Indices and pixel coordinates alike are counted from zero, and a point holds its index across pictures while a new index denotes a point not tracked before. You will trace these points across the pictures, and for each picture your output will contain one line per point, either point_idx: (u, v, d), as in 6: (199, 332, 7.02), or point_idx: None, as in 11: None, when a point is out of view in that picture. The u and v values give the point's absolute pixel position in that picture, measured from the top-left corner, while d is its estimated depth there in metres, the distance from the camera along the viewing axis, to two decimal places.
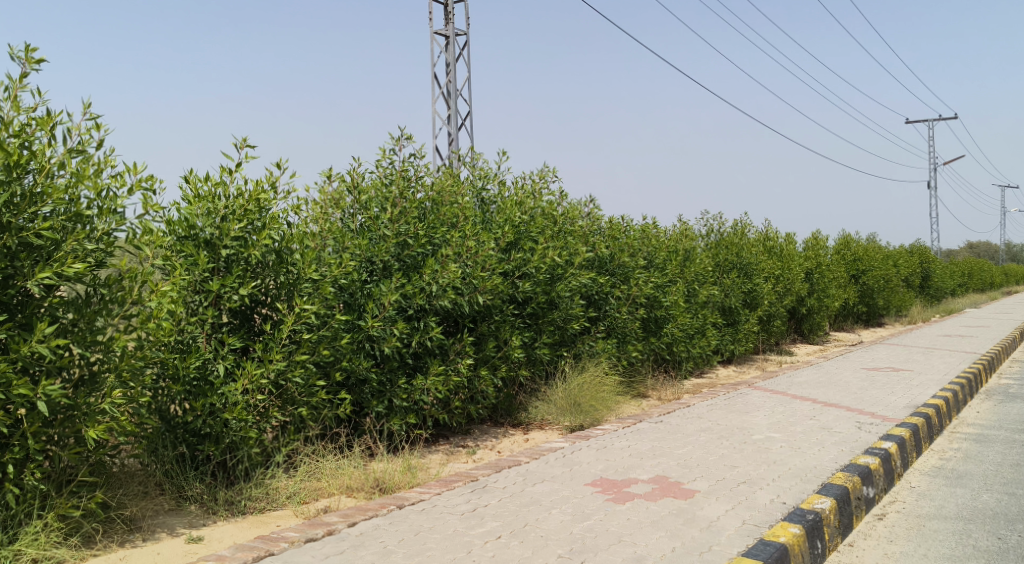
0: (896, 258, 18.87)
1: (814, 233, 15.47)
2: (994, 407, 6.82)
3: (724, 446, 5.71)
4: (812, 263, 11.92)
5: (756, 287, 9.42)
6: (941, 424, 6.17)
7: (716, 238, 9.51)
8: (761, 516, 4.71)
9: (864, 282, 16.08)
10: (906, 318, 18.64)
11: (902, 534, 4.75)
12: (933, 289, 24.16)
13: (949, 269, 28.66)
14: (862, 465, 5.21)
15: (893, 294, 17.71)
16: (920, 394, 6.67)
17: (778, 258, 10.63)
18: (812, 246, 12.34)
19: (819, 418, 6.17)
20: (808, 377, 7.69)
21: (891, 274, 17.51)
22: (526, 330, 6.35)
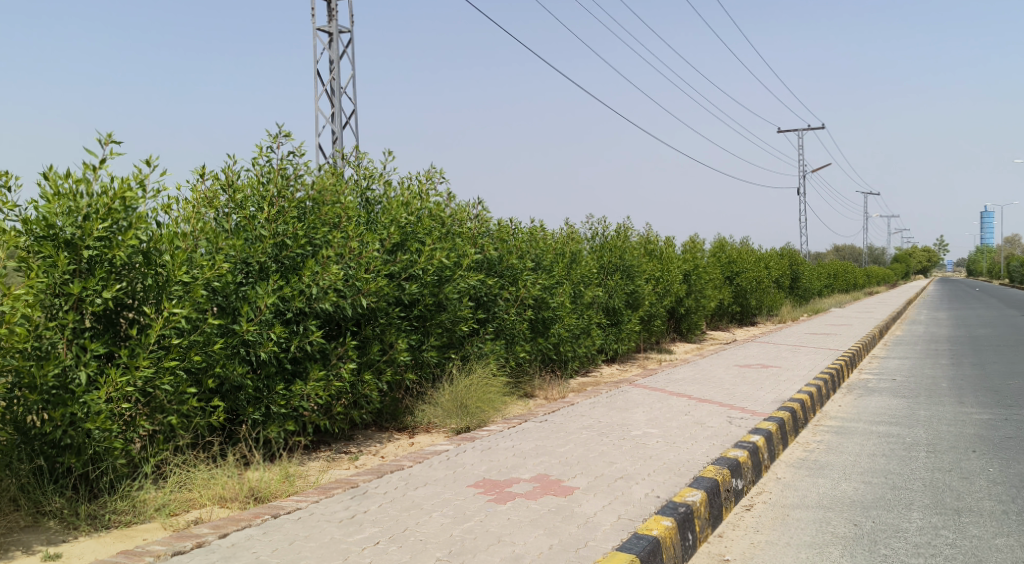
0: (769, 260, 19.83)
1: (693, 235, 16.03)
2: (856, 401, 7.21)
3: (605, 443, 5.81)
4: (690, 265, 12.37)
5: (639, 288, 9.66)
6: (807, 417, 6.48)
7: (601, 241, 9.71)
8: (636, 511, 4.81)
9: (738, 283, 16.79)
10: (777, 317, 19.61)
11: (767, 523, 4.95)
12: (802, 289, 25.51)
13: (815, 273, 30.40)
14: (731, 458, 5.41)
15: (765, 295, 18.61)
16: (788, 389, 6.98)
17: (659, 260, 10.96)
18: (689, 249, 12.82)
19: (695, 413, 6.37)
20: (686, 374, 7.92)
21: (765, 276, 18.39)
22: (412, 333, 6.23)
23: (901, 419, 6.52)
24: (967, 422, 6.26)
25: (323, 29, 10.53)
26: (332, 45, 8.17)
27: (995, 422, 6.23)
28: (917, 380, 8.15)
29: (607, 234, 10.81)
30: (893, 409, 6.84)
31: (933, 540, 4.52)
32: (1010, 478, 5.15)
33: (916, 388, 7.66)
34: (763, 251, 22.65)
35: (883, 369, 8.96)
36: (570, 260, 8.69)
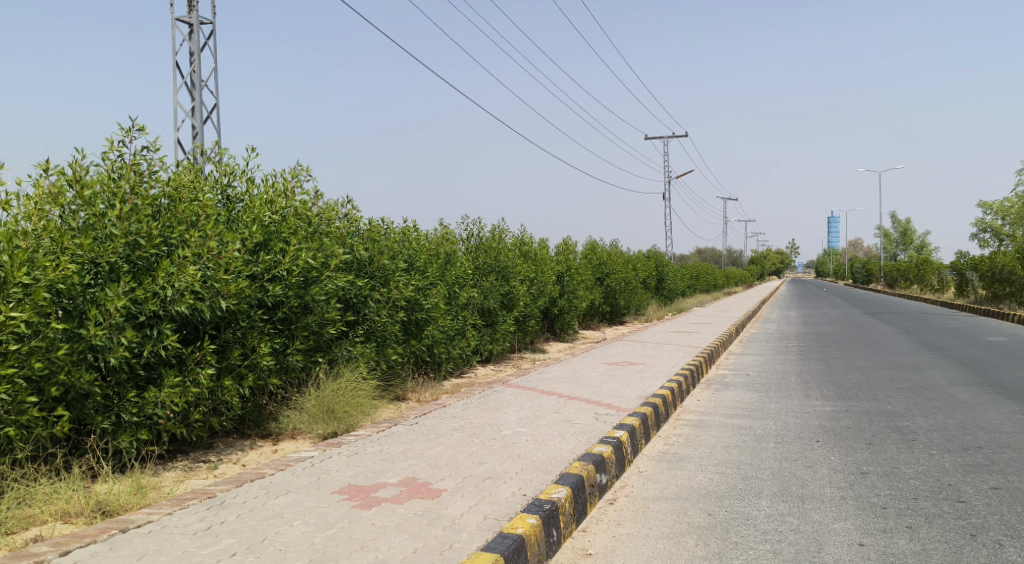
0: (636, 263, 20.58)
1: (566, 237, 16.37)
2: (715, 395, 7.57)
3: (475, 443, 5.82)
4: (562, 267, 12.65)
5: (513, 289, 9.78)
6: (668, 412, 6.74)
7: (476, 242, 9.79)
8: (501, 510, 4.85)
9: (608, 284, 17.28)
10: (644, 316, 20.35)
11: (629, 516, 5.10)
12: (669, 290, 26.52)
13: (679, 273, 31.75)
14: (596, 453, 5.55)
15: (634, 295, 19.28)
16: (651, 386, 7.23)
17: (533, 261, 11.14)
18: (563, 252, 13.14)
19: (564, 411, 6.50)
20: (556, 373, 8.09)
21: (633, 277, 19.01)
22: (276, 337, 6.07)
23: (754, 412, 6.88)
24: (812, 414, 6.69)
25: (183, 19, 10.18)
26: (192, 37, 8.16)
27: (837, 413, 6.68)
28: (769, 374, 8.65)
29: (482, 236, 10.90)
30: (747, 402, 7.22)
31: (780, 527, 4.78)
32: (848, 465, 5.51)
33: (768, 382, 8.12)
34: (631, 253, 23.36)
35: (739, 365, 9.45)
36: (444, 261, 8.70)
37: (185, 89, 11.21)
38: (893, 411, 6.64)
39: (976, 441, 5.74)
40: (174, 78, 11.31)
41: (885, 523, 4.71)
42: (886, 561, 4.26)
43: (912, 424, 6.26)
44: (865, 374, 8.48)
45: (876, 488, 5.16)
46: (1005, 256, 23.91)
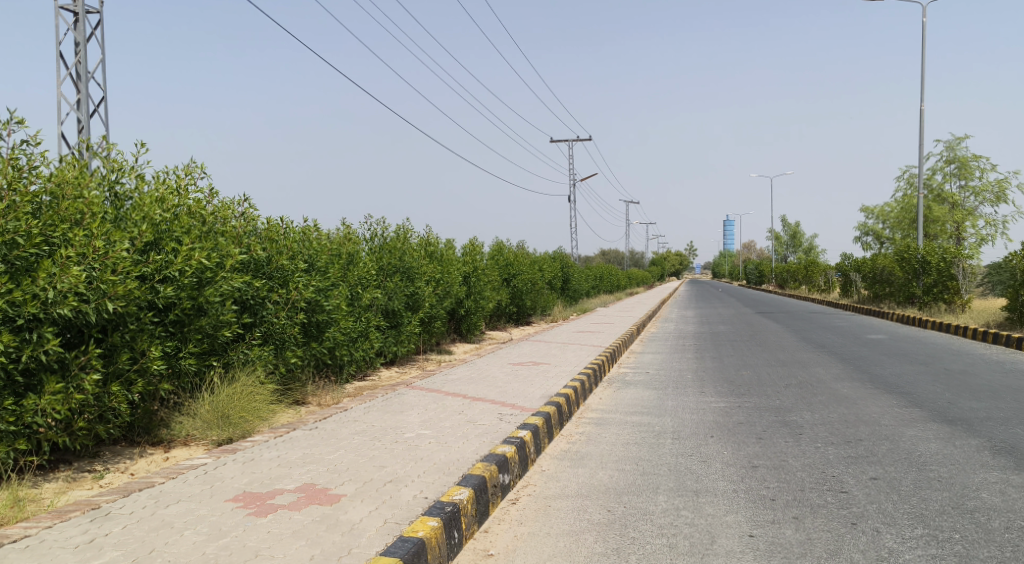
0: (542, 264, 20.82)
1: (473, 238, 16.35)
2: (616, 394, 7.74)
3: (376, 447, 5.74)
4: (469, 268, 12.68)
5: (418, 290, 9.74)
6: (571, 411, 6.84)
7: (380, 242, 9.69)
8: (402, 514, 4.80)
9: (515, 284, 17.40)
10: (549, 317, 20.59)
11: (530, 515, 5.13)
12: (574, 290, 26.93)
13: (585, 273, 32.27)
14: (499, 453, 5.54)
15: (540, 296, 19.51)
16: (555, 385, 7.33)
17: (439, 262, 11.11)
18: (469, 253, 13.18)
19: (467, 412, 6.50)
20: (461, 374, 8.09)
21: (538, 277, 19.22)
22: (167, 340, 5.83)
23: (653, 409, 7.07)
24: (707, 411, 6.91)
25: (67, 6, 9.69)
26: (77, 26, 7.87)
27: (731, 409, 6.93)
28: (668, 372, 8.89)
29: (387, 237, 10.79)
30: (647, 400, 7.41)
31: (675, 521, 4.91)
32: (740, 459, 5.72)
33: (666, 380, 8.35)
34: (537, 253, 23.56)
35: (639, 363, 9.69)
36: (346, 262, 8.57)
37: (68, 80, 10.67)
38: (781, 407, 6.93)
39: (857, 434, 6.06)
40: (58, 68, 10.79)
41: (774, 514, 4.90)
42: (774, 551, 4.43)
43: (799, 418, 6.56)
44: (756, 371, 8.83)
45: (766, 481, 5.36)
46: (884, 258, 25.41)
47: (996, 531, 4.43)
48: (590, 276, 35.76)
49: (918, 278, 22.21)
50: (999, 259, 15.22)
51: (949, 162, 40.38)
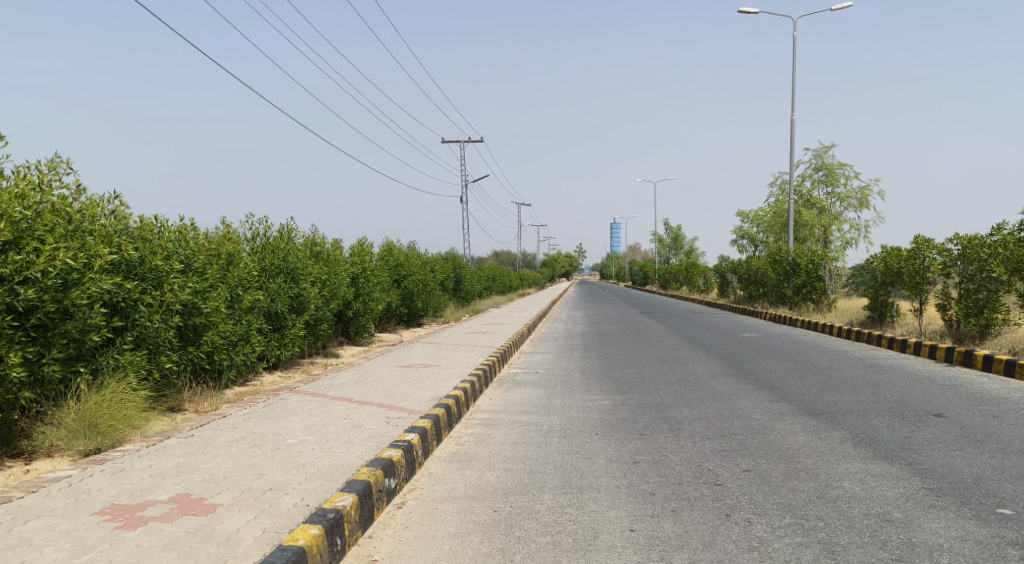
0: (434, 264, 20.73)
1: (362, 237, 16.07)
2: (506, 394, 7.81)
3: (255, 454, 5.56)
4: (357, 269, 12.51)
5: (303, 291, 9.55)
6: (460, 412, 6.85)
7: (262, 243, 9.43)
8: (281, 522, 4.62)
9: (405, 285, 17.27)
10: (441, 319, 20.56)
11: (417, 519, 5.02)
12: (466, 291, 26.98)
13: (477, 275, 32.48)
14: (385, 458, 5.40)
15: (431, 297, 19.47)
16: (444, 387, 7.33)
17: (326, 263, 10.90)
18: (358, 254, 13.02)
19: (353, 417, 6.40)
20: (348, 378, 7.97)
21: (430, 278, 19.16)
22: (28, 345, 5.44)
23: (541, 408, 7.16)
24: (592, 408, 7.06)
25: None
26: None
27: (615, 406, 7.11)
28: (557, 372, 9.03)
29: (270, 237, 10.49)
30: (535, 399, 7.50)
31: (559, 519, 4.95)
32: (623, 455, 5.84)
33: (554, 379, 8.48)
34: (428, 254, 23.44)
35: (529, 363, 9.79)
36: (226, 262, 8.27)
37: None
38: (662, 403, 7.15)
39: (731, 428, 6.32)
40: None
41: (654, 508, 5.03)
42: (652, 545, 4.55)
43: (678, 414, 6.78)
44: (639, 369, 9.08)
45: (646, 476, 5.49)
46: (759, 260, 26.76)
47: (856, 518, 4.71)
48: (483, 277, 35.82)
49: (788, 280, 23.37)
50: (862, 261, 16.27)
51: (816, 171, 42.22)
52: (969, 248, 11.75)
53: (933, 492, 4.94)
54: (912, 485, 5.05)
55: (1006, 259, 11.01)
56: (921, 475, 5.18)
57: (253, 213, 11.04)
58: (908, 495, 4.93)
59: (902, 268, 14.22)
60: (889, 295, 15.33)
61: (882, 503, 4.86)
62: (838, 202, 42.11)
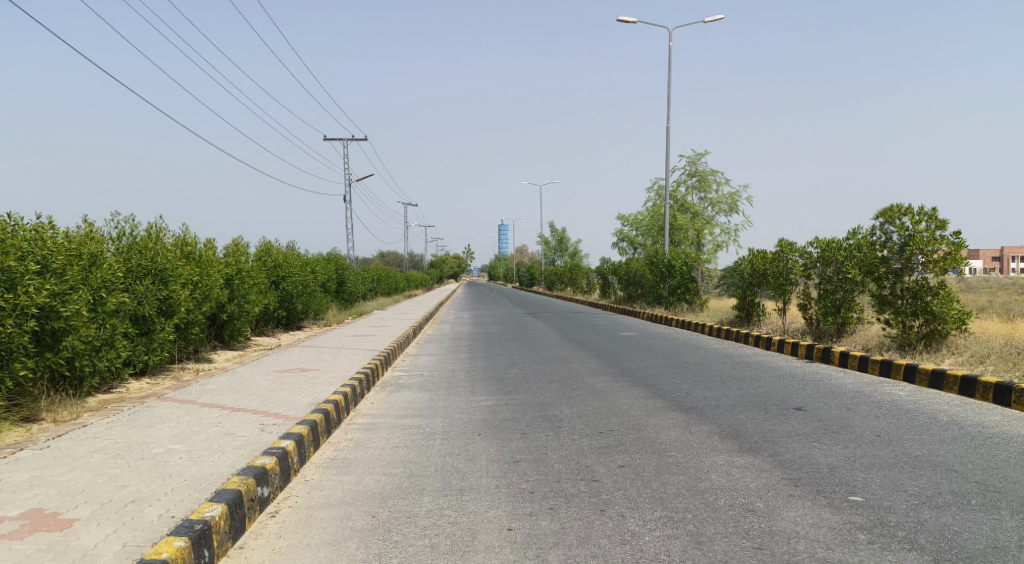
0: (315, 265, 20.32)
1: (239, 237, 15.54)
2: (387, 397, 7.80)
3: (118, 465, 5.29)
4: (232, 270, 12.19)
5: (173, 294, 9.22)
6: (340, 417, 6.76)
7: (128, 242, 8.99)
8: (144, 536, 4.35)
9: (284, 287, 16.89)
10: (322, 322, 20.19)
11: (290, 527, 4.85)
12: (349, 293, 26.55)
13: (361, 276, 32.09)
14: (258, 466, 5.22)
15: (312, 299, 19.12)
16: (322, 392, 7.24)
17: (198, 264, 10.51)
18: (232, 254, 12.66)
19: (224, 424, 6.21)
20: (221, 384, 7.74)
21: (310, 280, 18.80)
22: None
23: (422, 411, 7.17)
24: (476, 410, 7.10)
25: None
26: None
27: (497, 407, 7.20)
28: (440, 374, 9.05)
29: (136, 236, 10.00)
30: (417, 402, 7.51)
31: (438, 521, 4.87)
32: (504, 456, 5.88)
33: (439, 381, 8.51)
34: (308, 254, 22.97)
35: (412, 366, 9.80)
36: (88, 263, 7.85)
37: None
38: (543, 402, 7.27)
39: (608, 425, 6.47)
40: None
41: (531, 506, 5.06)
42: (530, 543, 4.56)
43: (559, 413, 6.91)
44: (522, 368, 9.21)
45: (526, 475, 5.54)
46: (638, 263, 27.73)
47: (721, 509, 4.90)
48: (367, 279, 35.37)
49: (664, 281, 24.26)
50: (732, 263, 17.07)
51: (690, 178, 43.94)
52: (828, 251, 12.59)
53: (792, 482, 5.20)
54: (773, 476, 5.30)
55: (860, 261, 11.66)
56: (782, 466, 5.45)
57: (117, 211, 10.48)
58: (769, 485, 5.18)
59: (767, 270, 15.15)
60: (755, 295, 16.19)
61: (745, 493, 5.08)
62: (709, 206, 43.96)
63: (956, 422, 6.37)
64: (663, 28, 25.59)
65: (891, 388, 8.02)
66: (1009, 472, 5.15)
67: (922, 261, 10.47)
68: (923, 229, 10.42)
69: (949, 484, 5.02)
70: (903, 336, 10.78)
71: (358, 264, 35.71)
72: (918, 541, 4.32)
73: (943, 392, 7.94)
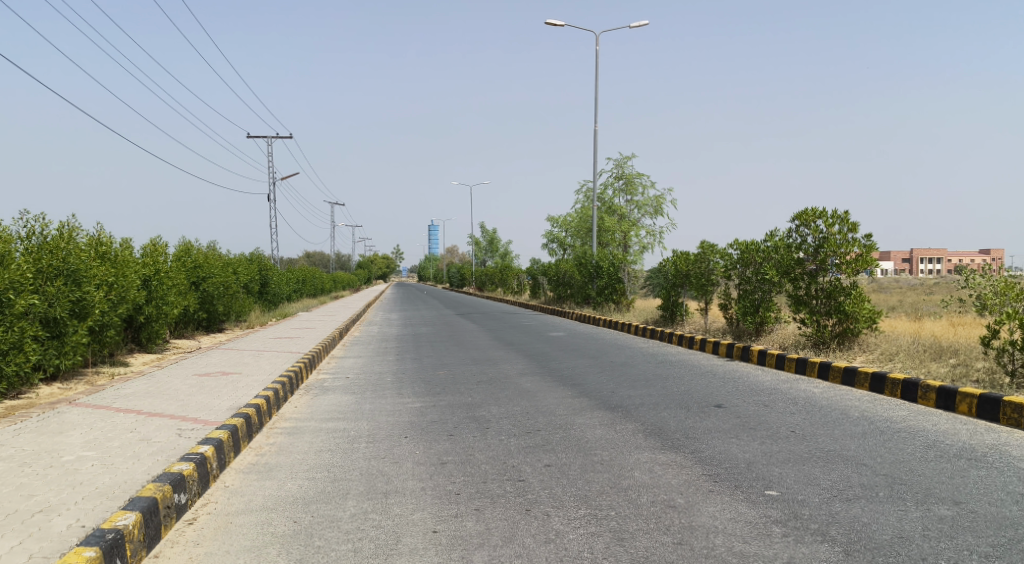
0: (237, 265, 19.90)
1: (160, 237, 14.34)
2: (312, 401, 7.72)
3: (24, 474, 5.08)
4: (149, 270, 11.90)
5: (87, 295, 8.93)
6: (262, 421, 6.66)
7: (38, 241, 8.65)
8: (51, 547, 4.14)
9: (204, 288, 16.54)
10: (245, 324, 19.82)
11: (208, 535, 4.72)
12: (273, 294, 26.10)
13: (286, 277, 31.53)
14: (175, 472, 5.08)
15: (234, 301, 18.75)
16: (244, 396, 7.12)
17: (114, 265, 10.19)
18: (150, 254, 12.34)
19: (140, 429, 6.04)
20: (137, 388, 7.53)
21: (232, 281, 18.45)
22: None
23: (348, 414, 7.13)
24: (403, 412, 7.09)
25: None
26: None
27: (424, 409, 7.20)
28: (367, 376, 8.99)
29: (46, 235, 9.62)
30: (343, 405, 7.46)
31: (361, 525, 4.80)
32: (430, 458, 5.86)
33: (364, 384, 8.48)
34: (231, 255, 22.43)
35: (338, 368, 9.71)
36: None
37: None
38: (471, 403, 7.29)
39: (536, 425, 6.53)
40: None
41: (457, 508, 5.03)
42: (454, 545, 4.53)
43: (486, 413, 6.94)
44: (451, 369, 9.22)
45: (452, 476, 5.53)
46: (566, 264, 28.09)
47: (643, 506, 4.97)
48: (292, 281, 34.73)
49: (592, 282, 24.64)
50: (657, 264, 17.40)
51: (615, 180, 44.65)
52: (748, 252, 12.96)
53: (711, 478, 5.32)
54: (694, 472, 5.42)
55: (777, 262, 12.05)
56: (702, 462, 5.57)
57: (24, 209, 9.32)
58: (690, 481, 5.29)
59: (689, 271, 15.46)
60: (678, 295, 16.53)
61: (667, 490, 5.18)
62: (635, 209, 44.74)
63: (867, 418, 6.64)
64: (591, 32, 26.01)
65: (806, 384, 8.30)
66: (914, 464, 5.38)
67: (835, 262, 10.86)
68: (836, 232, 10.85)
69: (858, 477, 5.21)
70: (817, 335, 11.06)
71: (283, 265, 35.10)
72: (829, 534, 4.46)
73: (855, 389, 8.29)
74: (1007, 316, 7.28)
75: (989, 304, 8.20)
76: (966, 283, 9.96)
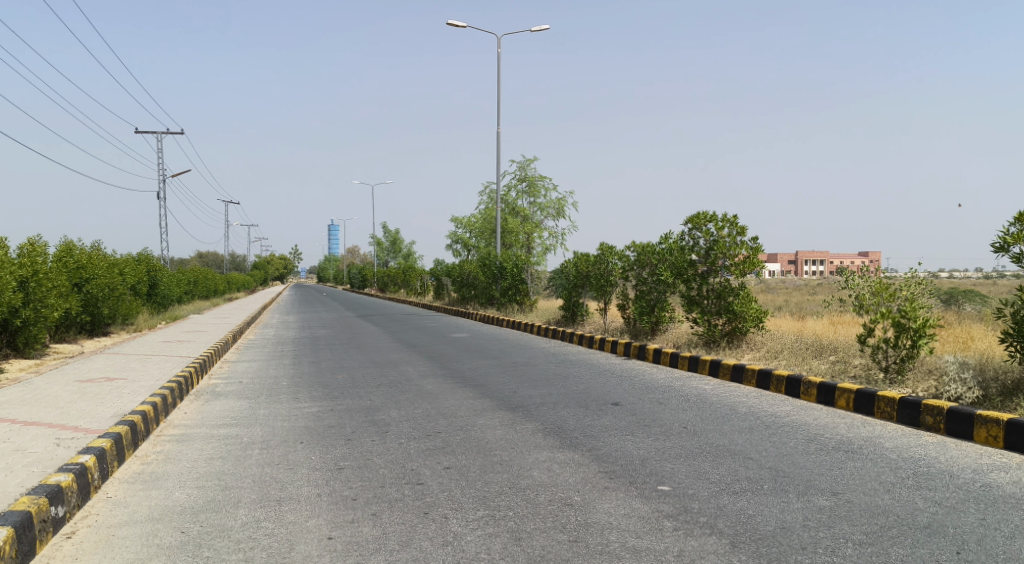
0: (125, 265, 19.10)
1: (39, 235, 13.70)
2: (202, 407, 7.50)
3: None
4: (26, 272, 11.39)
5: None
6: (148, 429, 6.43)
7: None
8: None
9: (87, 289, 15.85)
10: (132, 327, 19.03)
11: (88, 548, 4.49)
12: (162, 295, 25.12)
13: (178, 278, 30.40)
14: (51, 484, 4.84)
15: (120, 303, 17.99)
16: (129, 402, 6.85)
17: None
18: (30, 252, 11.76)
19: (14, 440, 5.73)
20: (12, 396, 7.14)
21: (118, 283, 17.75)
22: None
23: (241, 419, 6.98)
24: (299, 417, 6.98)
25: None
26: None
27: (320, 413, 7.11)
28: (263, 380, 8.81)
29: None
30: (236, 411, 7.30)
31: (253, 534, 4.67)
32: (327, 463, 5.78)
33: (259, 388, 8.29)
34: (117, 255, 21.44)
35: (232, 372, 9.47)
36: None
37: None
38: (371, 407, 7.24)
39: (436, 427, 6.53)
40: None
41: (353, 513, 4.96)
42: (349, 550, 4.45)
43: (386, 417, 6.91)
44: (351, 372, 9.13)
45: (349, 482, 5.47)
46: (471, 265, 28.14)
47: (540, 504, 5.03)
48: (181, 282, 33.43)
49: (495, 282, 24.76)
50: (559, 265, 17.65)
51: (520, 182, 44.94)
52: (644, 254, 13.32)
53: (607, 475, 5.44)
54: (590, 470, 5.53)
55: (671, 264, 12.42)
56: (598, 460, 5.69)
57: None
58: (587, 479, 5.39)
59: (590, 272, 15.77)
60: (579, 296, 16.83)
61: (564, 488, 5.27)
62: (537, 211, 45.20)
63: (754, 413, 6.94)
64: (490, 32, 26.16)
65: (698, 382, 8.60)
66: (797, 457, 5.65)
67: (724, 264, 11.29)
68: (726, 235, 11.29)
69: (745, 471, 5.43)
70: (708, 334, 11.47)
71: (172, 266, 33.82)
72: (717, 526, 4.62)
73: (743, 385, 8.65)
74: (881, 315, 7.91)
75: (865, 304, 8.77)
76: (845, 282, 10.53)
